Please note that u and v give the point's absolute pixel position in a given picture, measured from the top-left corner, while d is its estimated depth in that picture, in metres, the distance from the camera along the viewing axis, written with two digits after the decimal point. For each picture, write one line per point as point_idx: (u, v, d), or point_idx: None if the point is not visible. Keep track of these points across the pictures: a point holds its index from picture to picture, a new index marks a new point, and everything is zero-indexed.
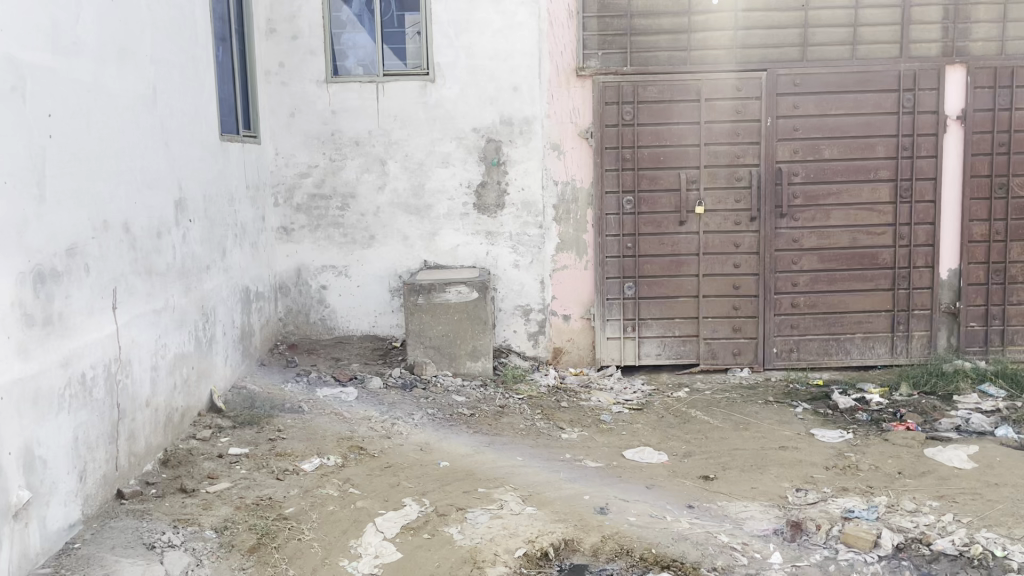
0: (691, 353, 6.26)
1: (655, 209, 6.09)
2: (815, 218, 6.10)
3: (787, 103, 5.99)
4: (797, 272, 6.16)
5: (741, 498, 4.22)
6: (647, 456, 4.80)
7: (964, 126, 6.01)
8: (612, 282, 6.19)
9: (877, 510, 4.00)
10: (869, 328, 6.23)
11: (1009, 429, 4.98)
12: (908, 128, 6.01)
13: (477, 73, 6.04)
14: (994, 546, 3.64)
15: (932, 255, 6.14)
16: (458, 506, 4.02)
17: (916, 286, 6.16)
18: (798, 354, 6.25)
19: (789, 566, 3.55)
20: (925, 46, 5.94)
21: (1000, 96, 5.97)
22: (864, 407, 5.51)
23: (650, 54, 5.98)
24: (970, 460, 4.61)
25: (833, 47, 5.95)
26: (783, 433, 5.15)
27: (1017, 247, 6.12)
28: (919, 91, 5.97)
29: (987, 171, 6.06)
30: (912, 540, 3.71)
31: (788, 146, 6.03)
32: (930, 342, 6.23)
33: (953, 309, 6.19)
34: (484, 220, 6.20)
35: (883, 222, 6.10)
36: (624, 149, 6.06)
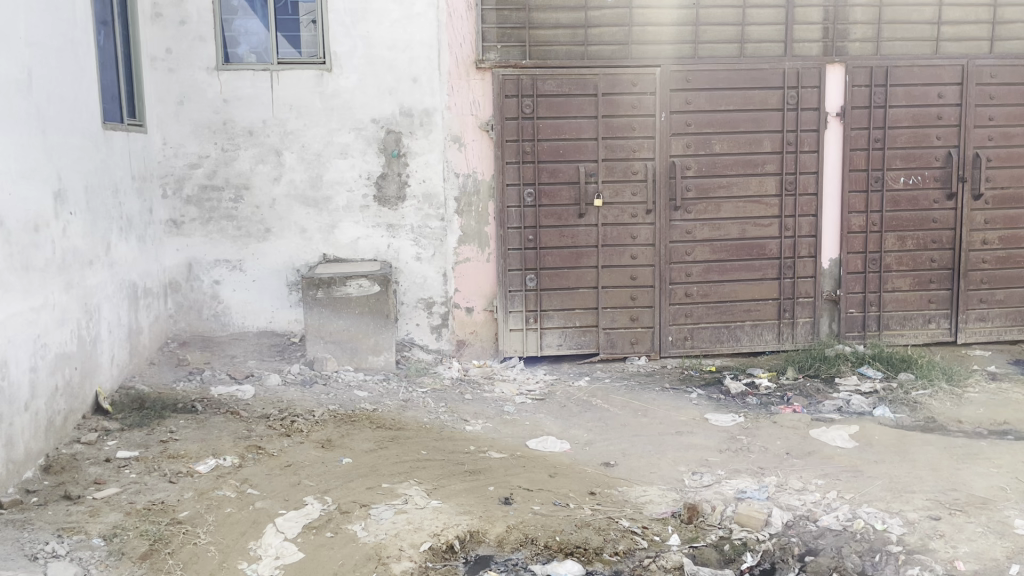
0: (591, 343, 6.37)
1: (555, 201, 6.17)
2: (707, 211, 6.31)
3: (679, 99, 6.17)
4: (690, 263, 6.36)
5: (641, 483, 4.35)
6: (549, 446, 4.86)
7: (843, 123, 6.33)
8: (514, 275, 6.23)
9: (767, 490, 4.20)
10: (757, 316, 6.50)
11: (886, 409, 5.32)
12: (792, 124, 6.29)
13: (375, 63, 5.95)
14: (874, 520, 3.90)
15: (815, 245, 6.46)
16: (362, 503, 3.97)
17: (800, 274, 6.47)
18: (692, 342, 6.47)
19: (686, 547, 3.68)
20: (807, 46, 6.23)
21: (876, 94, 6.32)
22: (754, 392, 5.77)
23: (549, 48, 6.04)
24: (851, 439, 4.89)
25: (723, 45, 6.17)
26: (679, 418, 5.33)
27: (892, 237, 6.49)
28: (802, 89, 6.26)
29: (864, 165, 6.40)
30: (800, 517, 3.94)
31: (682, 140, 6.21)
32: (814, 328, 6.56)
33: (834, 297, 6.54)
34: (385, 213, 6.12)
35: (770, 214, 6.38)
36: (524, 141, 6.09)
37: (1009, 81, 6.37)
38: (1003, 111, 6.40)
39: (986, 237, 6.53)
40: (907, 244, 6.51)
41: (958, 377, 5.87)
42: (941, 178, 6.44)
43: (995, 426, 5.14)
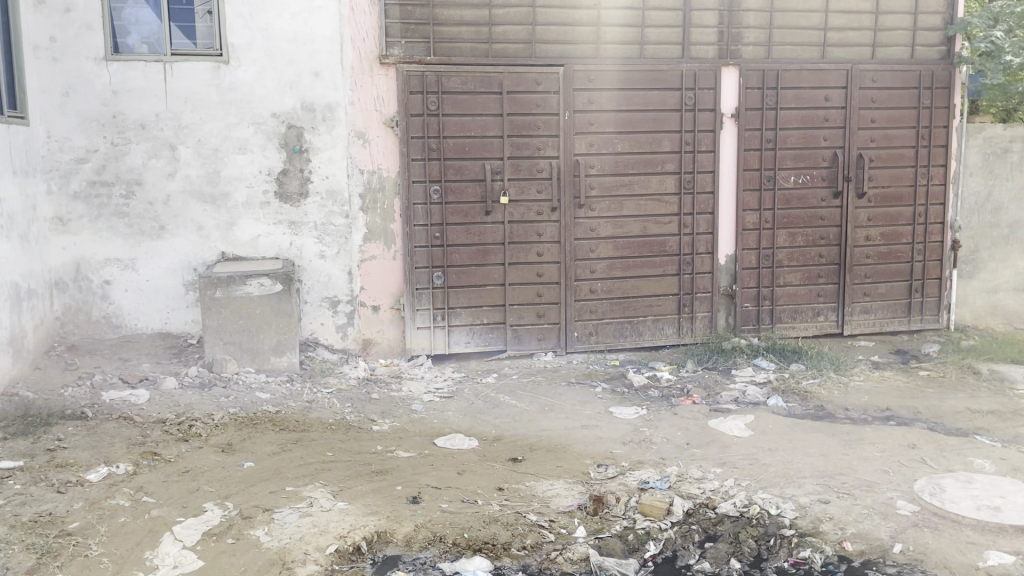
0: (498, 340, 6.40)
1: (461, 198, 6.16)
2: (610, 208, 6.44)
3: (582, 98, 6.26)
4: (594, 259, 6.48)
5: (548, 477, 4.40)
6: (457, 443, 4.86)
7: (737, 124, 6.56)
8: (421, 272, 6.19)
9: (669, 479, 4.33)
10: (659, 311, 6.67)
11: (779, 399, 5.56)
12: (690, 124, 6.48)
13: (274, 56, 5.81)
14: (769, 505, 4.07)
15: (712, 242, 6.67)
16: (265, 507, 3.88)
17: (698, 270, 6.68)
18: (597, 338, 6.59)
19: (592, 539, 3.76)
20: (703, 48, 6.44)
21: (767, 97, 6.58)
22: (656, 384, 5.93)
23: (453, 45, 6.03)
24: (746, 428, 5.09)
25: (624, 45, 6.30)
26: (585, 412, 5.42)
27: (784, 234, 6.77)
28: (699, 90, 6.46)
29: (758, 165, 6.66)
30: (700, 505, 4.08)
31: (585, 139, 6.31)
32: (712, 323, 6.79)
33: (730, 292, 6.78)
34: (287, 209, 5.99)
35: (670, 212, 6.55)
36: (429, 138, 6.06)
37: (889, 85, 6.73)
38: (884, 114, 6.76)
39: (869, 234, 6.88)
40: (797, 241, 6.80)
41: (844, 367, 6.19)
42: (828, 177, 6.76)
43: (878, 412, 5.44)
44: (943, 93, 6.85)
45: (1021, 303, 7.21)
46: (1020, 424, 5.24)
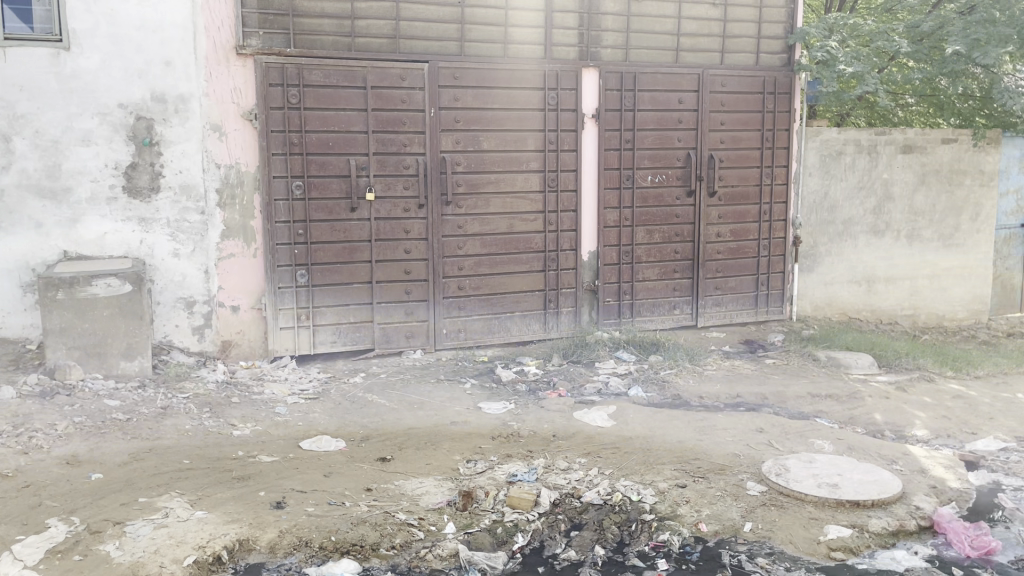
0: (365, 339, 6.31)
1: (325, 194, 6.03)
2: (476, 205, 6.47)
3: (447, 95, 6.26)
4: (462, 256, 6.50)
5: (416, 475, 4.39)
6: (324, 445, 4.76)
7: (598, 124, 6.75)
8: (283, 271, 6.01)
9: (536, 471, 4.42)
10: (525, 307, 6.78)
11: (640, 389, 5.79)
12: (553, 124, 6.61)
13: (121, 44, 5.48)
14: (631, 492, 4.23)
15: (576, 238, 6.84)
16: (116, 520, 3.67)
17: (563, 266, 6.83)
18: (465, 334, 6.61)
19: (461, 534, 3.79)
20: (565, 49, 6.59)
21: (626, 98, 6.80)
22: (523, 379, 6.03)
23: (314, 37, 5.89)
24: (609, 418, 5.26)
25: (487, 44, 6.35)
26: (454, 408, 5.43)
27: (642, 231, 7.04)
28: (561, 90, 6.60)
29: (617, 164, 6.88)
30: (566, 495, 4.19)
31: (450, 136, 6.31)
32: (576, 317, 6.96)
33: (594, 287, 6.97)
34: (137, 206, 5.67)
35: (535, 209, 6.67)
36: (291, 132, 5.90)
37: (737, 90, 7.11)
38: (733, 117, 7.13)
39: (720, 231, 7.26)
40: (655, 237, 7.08)
41: (699, 358, 6.50)
42: (682, 177, 7.07)
43: (730, 399, 5.75)
44: (785, 98, 7.30)
45: (855, 294, 7.81)
46: (854, 406, 5.67)
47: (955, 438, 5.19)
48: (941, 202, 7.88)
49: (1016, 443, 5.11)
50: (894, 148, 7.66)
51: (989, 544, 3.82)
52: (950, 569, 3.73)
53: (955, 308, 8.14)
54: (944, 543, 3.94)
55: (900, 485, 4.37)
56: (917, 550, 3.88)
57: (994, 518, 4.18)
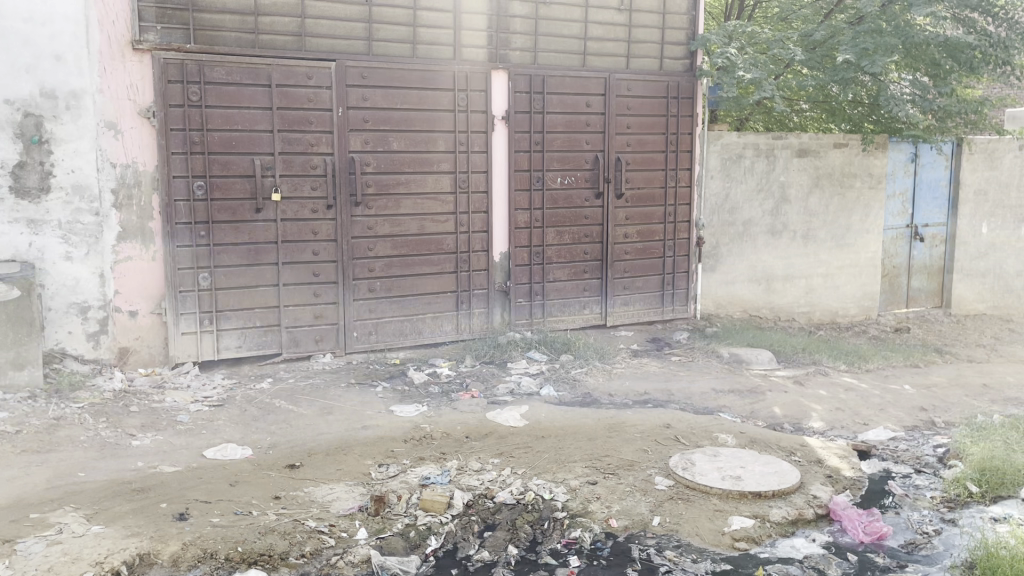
0: (272, 343, 6.17)
1: (228, 195, 5.86)
2: (386, 206, 6.41)
3: (355, 95, 6.17)
4: (372, 258, 6.42)
5: (327, 481, 4.32)
6: (229, 453, 4.62)
7: (507, 126, 6.79)
8: (185, 273, 5.81)
9: (449, 473, 4.41)
10: (437, 308, 6.75)
11: (551, 389, 5.85)
12: (463, 125, 6.61)
13: (6, 35, 5.14)
14: (543, 490, 4.27)
15: (487, 240, 6.86)
16: (4, 539, 3.47)
17: (474, 268, 6.84)
18: (376, 337, 6.54)
19: (373, 539, 3.75)
20: (474, 51, 6.59)
21: (535, 100, 6.86)
22: (435, 381, 6.00)
23: (216, 33, 5.71)
24: (522, 418, 5.29)
25: (396, 44, 6.30)
26: (365, 412, 5.37)
27: (553, 232, 7.11)
28: (470, 91, 6.60)
29: (527, 166, 6.93)
30: (479, 496, 4.20)
31: (359, 136, 6.23)
32: (488, 318, 6.98)
33: (505, 288, 7.00)
34: (25, 207, 5.35)
35: (446, 211, 6.65)
36: (192, 131, 5.71)
37: (643, 94, 7.27)
38: (639, 121, 7.29)
39: (628, 232, 7.41)
40: (565, 238, 7.17)
41: (609, 356, 6.62)
42: (591, 179, 7.18)
43: (638, 396, 5.88)
44: (688, 103, 7.50)
45: (756, 292, 8.10)
46: (755, 400, 5.88)
47: (848, 429, 5.45)
48: (833, 204, 8.26)
49: (903, 433, 5.41)
50: (790, 152, 7.98)
51: (881, 529, 4.02)
52: (845, 554, 3.90)
53: (848, 305, 8.54)
54: (839, 529, 4.13)
55: (797, 475, 4.56)
56: (815, 537, 4.05)
57: (884, 504, 4.41)
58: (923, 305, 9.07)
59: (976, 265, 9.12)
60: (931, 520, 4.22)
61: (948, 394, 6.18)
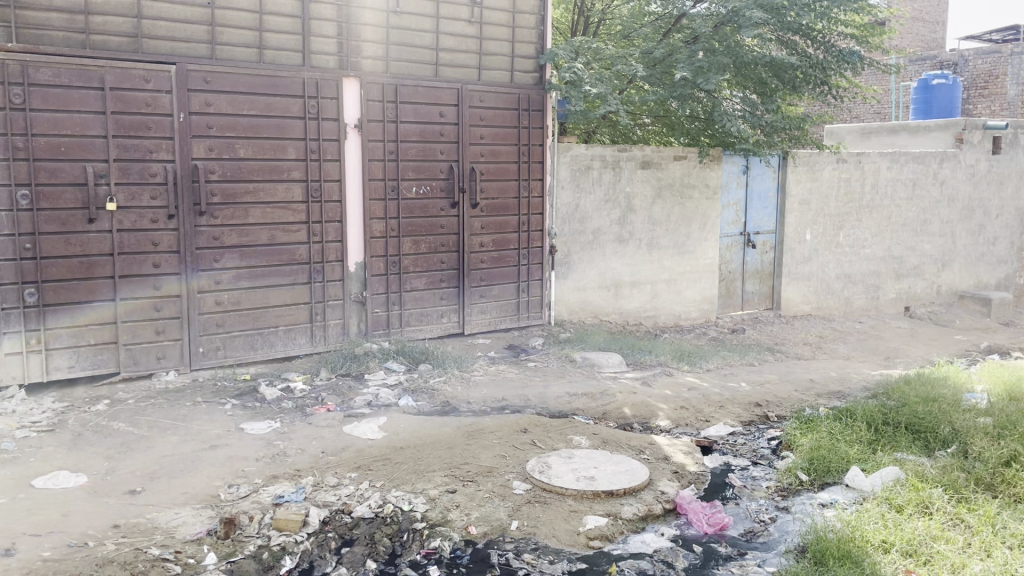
0: (109, 362, 5.80)
1: (57, 204, 5.47)
2: (233, 216, 6.18)
3: (198, 100, 5.92)
4: (219, 270, 6.17)
5: (173, 506, 4.10)
6: (61, 482, 4.31)
7: (360, 134, 6.70)
8: (8, 290, 5.37)
9: (304, 490, 4.31)
10: (290, 320, 6.57)
11: (409, 399, 5.83)
12: (315, 133, 6.48)
13: None
14: (402, 502, 4.25)
15: (341, 250, 6.74)
16: None
17: (328, 278, 6.71)
18: (225, 352, 6.29)
19: (224, 564, 3.61)
20: (324, 58, 6.49)
21: (388, 109, 6.82)
22: (288, 395, 5.84)
23: (41, 32, 5.35)
24: (380, 430, 5.24)
25: (241, 49, 6.11)
26: (213, 431, 5.14)
27: (409, 241, 7.08)
28: (321, 99, 6.48)
29: (382, 175, 6.87)
30: (336, 512, 4.12)
31: (203, 143, 5.97)
32: (343, 329, 6.86)
33: (361, 298, 6.91)
34: None
35: (297, 220, 6.49)
36: (14, 136, 5.29)
37: (495, 105, 7.38)
38: (491, 131, 7.40)
39: (483, 241, 7.49)
40: (421, 247, 7.16)
41: (467, 365, 6.67)
42: (445, 188, 7.21)
43: (495, 403, 5.95)
44: (539, 114, 7.68)
45: (605, 298, 8.39)
46: (606, 402, 6.09)
47: (692, 426, 5.75)
48: (675, 213, 8.70)
49: (741, 428, 5.76)
50: (635, 164, 8.32)
51: (723, 520, 4.26)
52: (691, 546, 4.12)
53: (690, 309, 9.02)
54: (686, 522, 4.35)
55: (647, 473, 4.76)
56: (664, 531, 4.24)
57: (726, 495, 4.69)
58: (756, 306, 9.69)
59: (802, 269, 9.84)
60: (767, 508, 4.51)
61: (779, 390, 6.63)
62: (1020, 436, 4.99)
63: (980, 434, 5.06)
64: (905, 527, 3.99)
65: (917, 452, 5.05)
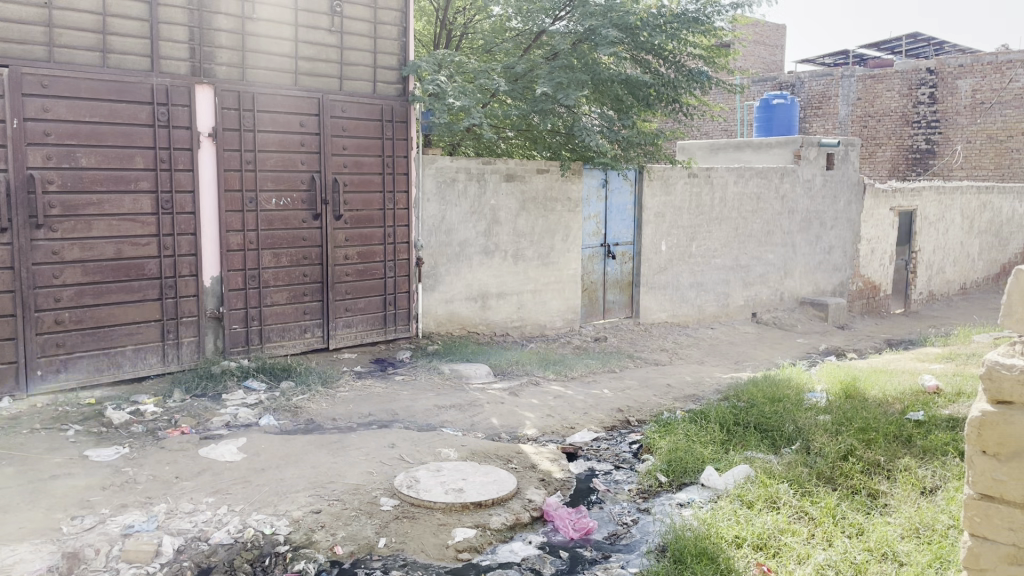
0: None
1: None
2: (75, 229, 5.80)
3: (34, 105, 5.52)
4: (59, 286, 5.77)
5: (7, 543, 3.78)
6: None
7: (215, 143, 6.44)
8: None
9: (157, 519, 4.08)
10: (140, 339, 6.22)
11: (270, 418, 5.64)
12: (165, 142, 6.18)
13: None
14: (263, 525, 4.10)
15: (195, 264, 6.45)
16: None
17: (182, 294, 6.40)
18: (67, 374, 5.88)
19: None
20: (174, 63, 6.21)
21: (244, 118, 6.60)
22: (139, 419, 5.52)
23: None
24: (239, 451, 5.04)
25: (83, 52, 5.76)
26: (53, 460, 4.78)
27: (268, 254, 6.87)
28: (172, 106, 6.19)
29: (238, 186, 6.63)
30: (192, 539, 3.92)
31: (40, 151, 5.57)
32: (198, 347, 6.56)
33: (217, 314, 6.63)
34: None
35: (147, 233, 6.16)
36: None
37: (357, 116, 7.28)
38: (354, 142, 7.29)
39: (347, 253, 7.37)
40: (281, 261, 6.95)
41: (331, 380, 6.52)
42: (307, 200, 7.04)
43: (361, 419, 5.84)
44: (403, 126, 7.63)
45: (472, 310, 8.42)
46: (473, 413, 6.11)
47: (557, 434, 5.86)
48: (539, 225, 8.86)
49: (604, 433, 5.93)
50: (499, 177, 8.40)
51: (588, 525, 4.36)
52: (558, 552, 4.19)
53: (554, 319, 9.21)
54: (552, 529, 4.42)
55: (514, 482, 4.81)
56: (531, 539, 4.30)
57: (591, 500, 4.80)
58: (617, 315, 10.01)
59: (659, 278, 10.24)
60: (630, 511, 4.65)
61: (638, 396, 6.86)
62: (855, 432, 5.37)
63: (820, 431, 5.41)
64: (756, 522, 4.21)
65: (765, 449, 5.34)
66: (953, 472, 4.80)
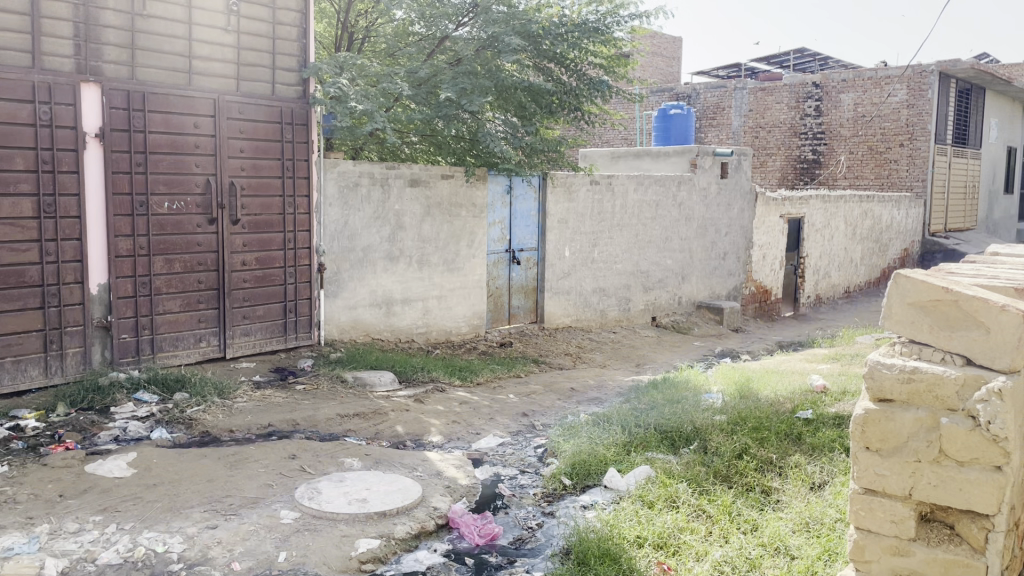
0: None
1: None
2: None
3: None
4: None
5: None
6: None
7: (102, 144, 6.15)
8: None
9: (38, 541, 3.86)
10: (19, 350, 5.87)
11: (163, 431, 5.42)
12: (47, 142, 5.88)
13: None
14: (155, 543, 3.92)
15: (81, 271, 6.14)
16: None
17: (66, 302, 6.08)
18: None
19: None
20: (57, 60, 5.91)
21: (134, 118, 6.32)
22: (18, 435, 5.20)
23: None
24: (129, 467, 4.82)
25: None
26: None
27: (160, 260, 6.59)
28: (54, 105, 5.90)
29: (128, 189, 6.34)
30: (76, 561, 3.72)
31: None
32: (84, 358, 6.24)
33: (105, 323, 6.33)
34: None
35: (27, 238, 5.83)
36: None
37: (255, 118, 7.09)
38: (251, 145, 7.09)
39: (244, 259, 7.15)
40: (175, 267, 6.68)
41: (229, 391, 6.31)
42: (202, 204, 6.80)
43: (261, 430, 5.68)
44: (303, 129, 7.46)
45: (376, 317, 8.31)
46: (377, 422, 6.03)
47: (462, 440, 5.84)
48: (443, 231, 8.83)
49: (509, 438, 5.96)
50: (403, 182, 8.32)
51: (493, 530, 4.36)
52: (463, 559, 4.18)
53: (459, 324, 9.19)
54: (458, 536, 4.41)
55: (419, 491, 4.78)
56: (436, 547, 4.27)
57: (496, 506, 4.81)
58: (522, 320, 10.08)
59: (563, 283, 10.37)
60: (535, 515, 4.68)
61: (542, 400, 6.92)
62: (749, 431, 5.57)
63: (716, 431, 5.58)
64: (656, 521, 4.31)
65: (665, 450, 5.48)
66: (839, 467, 5.04)
